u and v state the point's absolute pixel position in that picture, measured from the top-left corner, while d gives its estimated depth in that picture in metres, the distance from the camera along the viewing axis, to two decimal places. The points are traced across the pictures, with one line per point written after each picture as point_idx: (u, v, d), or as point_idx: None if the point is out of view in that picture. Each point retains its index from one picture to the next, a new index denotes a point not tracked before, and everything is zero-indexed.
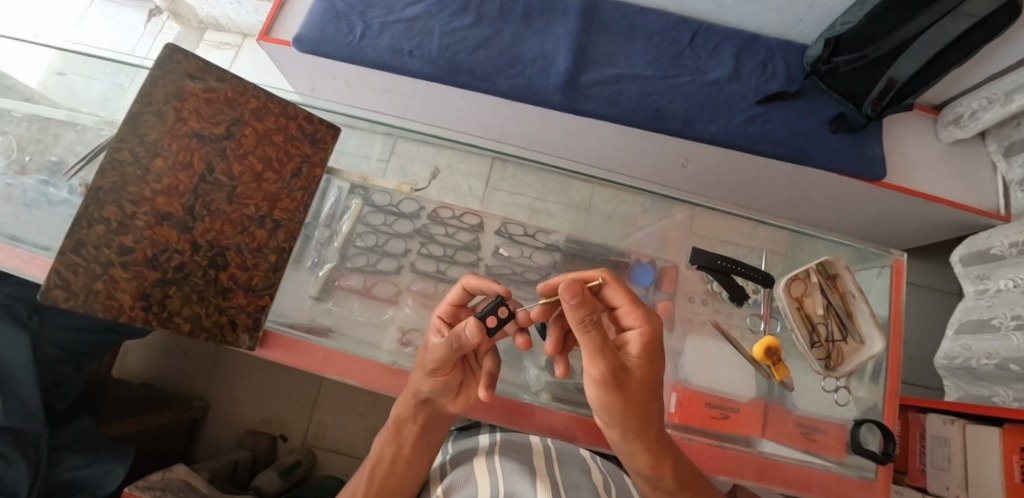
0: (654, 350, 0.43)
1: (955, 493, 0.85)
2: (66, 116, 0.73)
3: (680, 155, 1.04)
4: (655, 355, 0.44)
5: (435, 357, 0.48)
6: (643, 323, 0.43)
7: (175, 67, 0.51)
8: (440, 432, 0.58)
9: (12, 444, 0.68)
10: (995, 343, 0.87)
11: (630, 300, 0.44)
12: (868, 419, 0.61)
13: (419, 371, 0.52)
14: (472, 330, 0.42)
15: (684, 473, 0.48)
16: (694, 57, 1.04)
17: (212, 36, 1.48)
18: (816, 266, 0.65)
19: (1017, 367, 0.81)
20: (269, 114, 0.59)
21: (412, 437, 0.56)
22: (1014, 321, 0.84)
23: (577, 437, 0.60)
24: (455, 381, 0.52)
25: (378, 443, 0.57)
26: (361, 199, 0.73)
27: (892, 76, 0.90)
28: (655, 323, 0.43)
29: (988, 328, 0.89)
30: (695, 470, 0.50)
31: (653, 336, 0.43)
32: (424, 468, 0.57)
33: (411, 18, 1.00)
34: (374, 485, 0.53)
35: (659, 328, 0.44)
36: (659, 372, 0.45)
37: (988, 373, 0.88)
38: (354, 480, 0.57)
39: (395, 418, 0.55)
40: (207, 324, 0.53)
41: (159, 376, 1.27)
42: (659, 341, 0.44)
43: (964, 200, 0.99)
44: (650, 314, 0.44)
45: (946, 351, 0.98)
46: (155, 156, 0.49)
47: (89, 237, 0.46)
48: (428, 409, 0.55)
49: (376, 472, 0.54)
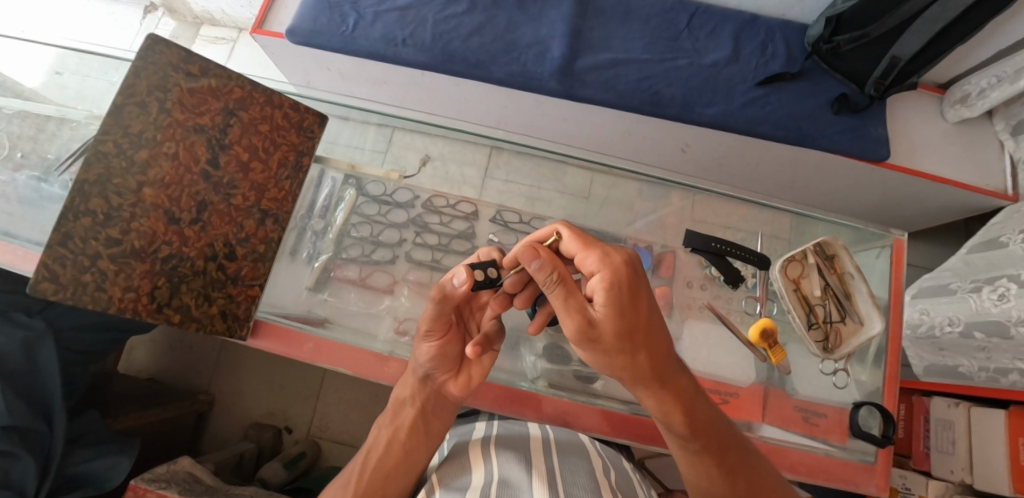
0: (625, 296, 0.36)
1: (960, 477, 0.84)
2: (57, 112, 0.73)
3: (680, 139, 1.02)
4: (629, 301, 0.36)
5: (426, 316, 0.47)
6: (604, 266, 0.37)
7: (158, 58, 0.50)
8: (442, 420, 0.56)
9: (16, 442, 0.67)
10: (954, 307, 0.85)
11: (583, 245, 0.39)
12: (869, 402, 0.60)
13: (416, 339, 0.51)
14: (464, 279, 0.42)
15: (697, 419, 0.45)
16: (692, 39, 1.01)
17: (208, 31, 1.47)
18: (814, 246, 0.63)
19: (981, 334, 0.80)
20: (254, 103, 0.58)
21: (409, 421, 0.54)
22: (972, 284, 0.84)
23: (572, 423, 0.60)
24: (451, 349, 0.50)
25: (376, 427, 0.57)
26: (355, 189, 0.72)
27: (895, 55, 0.87)
28: (615, 265, 0.37)
29: (944, 292, 0.89)
30: (716, 421, 0.47)
31: (616, 278, 0.36)
32: (423, 458, 0.55)
33: (403, 6, 0.98)
34: (371, 467, 0.53)
35: (623, 266, 0.37)
36: (646, 322, 0.38)
37: (951, 343, 0.86)
38: (352, 464, 0.57)
39: (395, 399, 0.55)
40: (196, 314, 0.54)
41: (164, 370, 1.28)
42: (630, 283, 0.36)
43: (969, 180, 0.97)
44: (607, 254, 0.38)
45: (908, 321, 0.96)
46: (143, 149, 0.49)
47: (76, 229, 0.45)
48: (425, 389, 0.53)
49: (373, 456, 0.54)
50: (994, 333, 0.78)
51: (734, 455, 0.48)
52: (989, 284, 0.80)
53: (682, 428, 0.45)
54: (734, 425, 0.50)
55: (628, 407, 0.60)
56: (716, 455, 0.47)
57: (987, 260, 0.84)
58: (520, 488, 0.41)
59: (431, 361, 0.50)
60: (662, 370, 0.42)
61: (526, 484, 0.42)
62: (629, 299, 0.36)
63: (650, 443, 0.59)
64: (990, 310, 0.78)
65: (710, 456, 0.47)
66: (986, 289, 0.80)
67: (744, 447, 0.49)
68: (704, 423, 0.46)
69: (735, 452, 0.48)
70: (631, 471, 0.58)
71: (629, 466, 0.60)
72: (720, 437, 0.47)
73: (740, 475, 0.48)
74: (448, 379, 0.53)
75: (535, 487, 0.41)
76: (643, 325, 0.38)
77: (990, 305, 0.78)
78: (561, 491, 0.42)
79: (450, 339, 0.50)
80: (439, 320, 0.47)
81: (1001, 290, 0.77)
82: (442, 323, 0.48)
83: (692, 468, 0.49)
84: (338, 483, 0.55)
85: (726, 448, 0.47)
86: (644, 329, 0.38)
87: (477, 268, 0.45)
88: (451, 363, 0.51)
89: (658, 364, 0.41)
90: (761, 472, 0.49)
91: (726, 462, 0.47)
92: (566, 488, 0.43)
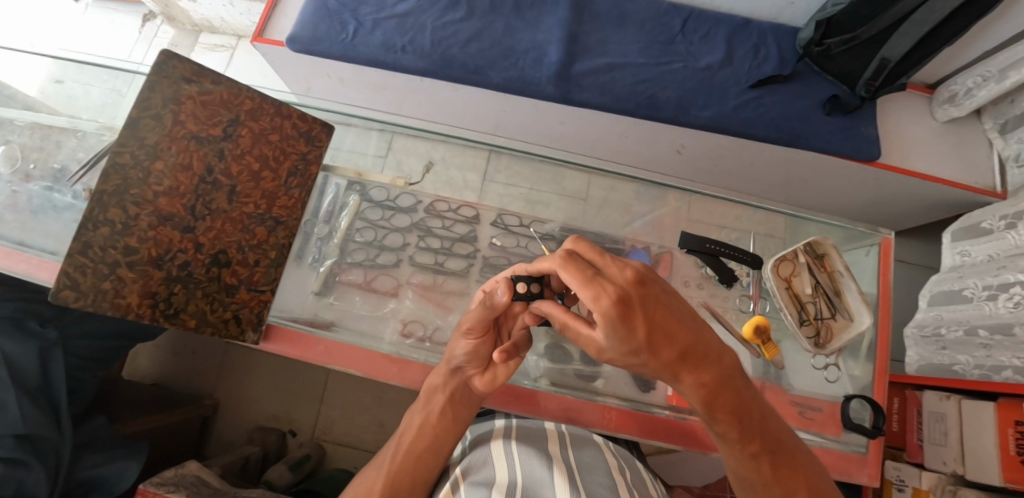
0: (630, 334, 0.28)
1: (952, 468, 0.85)
2: (66, 123, 0.74)
3: (675, 142, 1.04)
4: (640, 338, 0.29)
5: (472, 318, 0.49)
6: (596, 310, 0.28)
7: (171, 72, 0.53)
8: (468, 410, 0.57)
9: (28, 451, 0.68)
10: (967, 311, 0.89)
11: (580, 283, 0.29)
12: (859, 395, 0.61)
13: (456, 334, 0.53)
14: (502, 290, 0.42)
15: (752, 432, 0.39)
16: (686, 43, 1.03)
17: (207, 38, 1.48)
18: (804, 246, 0.65)
19: (985, 332, 0.84)
20: (264, 114, 0.60)
21: (439, 407, 0.56)
22: (986, 291, 0.85)
23: (584, 420, 0.61)
24: (485, 348, 0.51)
25: (409, 412, 0.59)
26: (358, 195, 0.74)
27: (884, 56, 0.89)
28: (605, 310, 0.27)
29: (960, 298, 0.91)
30: (772, 435, 0.41)
31: (615, 322, 0.28)
32: (450, 443, 0.57)
33: (403, 14, 1.00)
34: (403, 449, 0.55)
35: (619, 306, 0.27)
36: (672, 339, 0.30)
37: (955, 341, 0.91)
38: (386, 449, 0.58)
39: (428, 385, 0.57)
40: (211, 319, 0.55)
41: (169, 375, 1.30)
42: (631, 323, 0.28)
43: (959, 178, 0.99)
44: (598, 291, 0.28)
45: (918, 320, 1.01)
46: (155, 159, 0.51)
47: (96, 238, 0.48)
48: (457, 379, 0.55)
49: (406, 439, 0.56)
50: (998, 330, 0.82)
51: (792, 459, 0.41)
52: (1002, 291, 0.82)
53: (737, 441, 0.40)
54: (784, 422, 0.43)
55: (629, 404, 0.61)
56: (772, 465, 0.41)
57: (985, 252, 0.89)
58: (542, 484, 0.43)
59: (466, 356, 0.52)
60: (703, 382, 0.34)
61: (548, 476, 0.44)
62: (641, 330, 0.28)
63: (654, 438, 0.60)
64: (1004, 314, 0.81)
65: (767, 464, 0.41)
66: (1001, 297, 0.82)
67: (798, 444, 0.43)
68: (756, 425, 0.40)
69: (792, 453, 0.41)
70: (644, 473, 0.57)
71: (641, 467, 0.60)
72: (775, 450, 0.41)
73: (804, 484, 0.41)
74: (475, 374, 0.55)
75: (557, 483, 0.43)
76: (667, 342, 0.30)
77: (1004, 311, 0.81)
78: (582, 487, 0.43)
79: (486, 341, 0.51)
80: (480, 321, 0.48)
81: (1017, 297, 0.79)
82: (482, 325, 0.49)
83: (745, 481, 0.42)
84: (371, 468, 0.57)
85: (781, 450, 0.41)
86: (674, 346, 0.30)
87: (519, 280, 0.42)
88: (481, 360, 0.53)
89: (697, 377, 0.33)
90: (823, 482, 0.42)
91: (784, 470, 0.41)
92: (586, 483, 0.44)
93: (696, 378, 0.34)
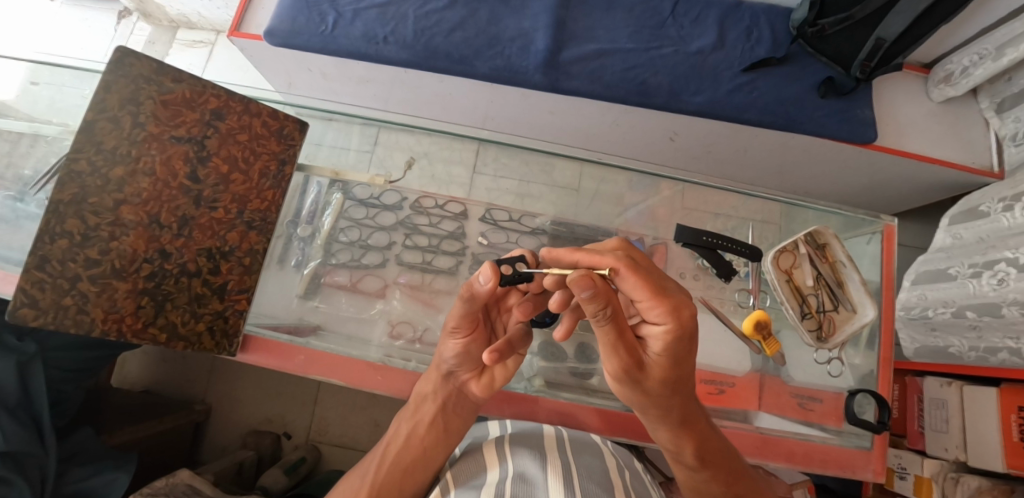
0: (680, 346, 0.35)
1: (954, 454, 0.85)
2: (30, 128, 0.71)
3: (669, 129, 1.02)
4: (683, 350, 0.36)
5: (456, 314, 0.46)
6: (669, 320, 0.33)
7: (129, 70, 0.50)
8: (462, 418, 0.55)
9: (12, 468, 0.66)
10: (952, 290, 0.88)
11: (654, 293, 0.32)
12: (863, 389, 0.60)
13: (444, 334, 0.50)
14: (486, 275, 0.37)
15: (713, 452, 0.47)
16: (677, 27, 1.00)
17: (185, 34, 1.43)
18: (805, 236, 0.63)
19: (973, 314, 0.84)
20: (231, 112, 0.57)
21: (428, 417, 0.54)
22: (972, 269, 0.85)
23: (586, 422, 0.59)
24: (476, 347, 0.49)
25: (395, 421, 0.57)
26: (341, 193, 0.71)
27: (880, 36, 0.87)
28: (683, 319, 0.33)
29: (945, 278, 0.91)
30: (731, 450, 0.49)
31: (679, 335, 0.34)
32: (440, 455, 0.55)
33: (383, 3, 0.96)
34: (387, 462, 0.53)
35: (689, 321, 0.33)
36: (690, 359, 0.37)
37: (944, 323, 0.90)
38: (369, 459, 0.56)
39: (417, 394, 0.55)
40: (183, 332, 0.53)
41: (160, 383, 1.27)
42: (688, 335, 0.34)
43: (956, 159, 0.98)
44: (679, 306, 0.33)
45: (904, 302, 1.00)
46: (117, 165, 0.49)
47: (53, 252, 0.45)
48: (450, 385, 0.53)
49: (392, 449, 0.54)
50: (986, 312, 0.81)
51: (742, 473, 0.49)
52: (988, 269, 0.82)
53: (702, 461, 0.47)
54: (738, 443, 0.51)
55: (623, 404, 0.59)
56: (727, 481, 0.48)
57: (980, 235, 0.88)
58: (536, 484, 0.41)
59: (456, 358, 0.50)
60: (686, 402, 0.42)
61: (542, 475, 0.42)
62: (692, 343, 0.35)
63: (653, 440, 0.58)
64: (988, 293, 0.80)
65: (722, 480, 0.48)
66: (985, 274, 0.81)
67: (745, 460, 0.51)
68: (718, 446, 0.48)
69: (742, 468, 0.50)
70: (644, 472, 0.55)
71: (642, 466, 0.58)
72: (729, 468, 0.48)
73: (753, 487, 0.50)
74: (469, 378, 0.53)
75: (550, 483, 0.41)
76: (688, 361, 0.37)
77: (989, 290, 0.80)
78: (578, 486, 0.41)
79: (475, 338, 0.49)
80: (466, 318, 0.46)
81: (1000, 275, 0.79)
82: (468, 322, 0.46)
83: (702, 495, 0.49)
84: (355, 477, 0.55)
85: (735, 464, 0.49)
86: (687, 365, 0.38)
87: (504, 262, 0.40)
88: (474, 363, 0.51)
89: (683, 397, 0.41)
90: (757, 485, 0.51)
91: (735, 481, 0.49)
92: (582, 482, 0.42)
93: (682, 397, 0.41)
